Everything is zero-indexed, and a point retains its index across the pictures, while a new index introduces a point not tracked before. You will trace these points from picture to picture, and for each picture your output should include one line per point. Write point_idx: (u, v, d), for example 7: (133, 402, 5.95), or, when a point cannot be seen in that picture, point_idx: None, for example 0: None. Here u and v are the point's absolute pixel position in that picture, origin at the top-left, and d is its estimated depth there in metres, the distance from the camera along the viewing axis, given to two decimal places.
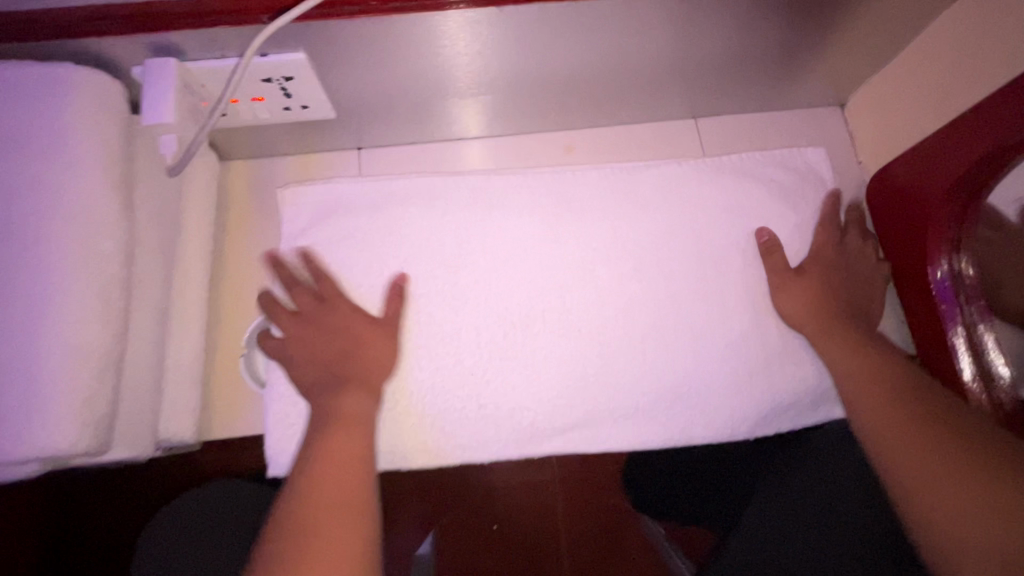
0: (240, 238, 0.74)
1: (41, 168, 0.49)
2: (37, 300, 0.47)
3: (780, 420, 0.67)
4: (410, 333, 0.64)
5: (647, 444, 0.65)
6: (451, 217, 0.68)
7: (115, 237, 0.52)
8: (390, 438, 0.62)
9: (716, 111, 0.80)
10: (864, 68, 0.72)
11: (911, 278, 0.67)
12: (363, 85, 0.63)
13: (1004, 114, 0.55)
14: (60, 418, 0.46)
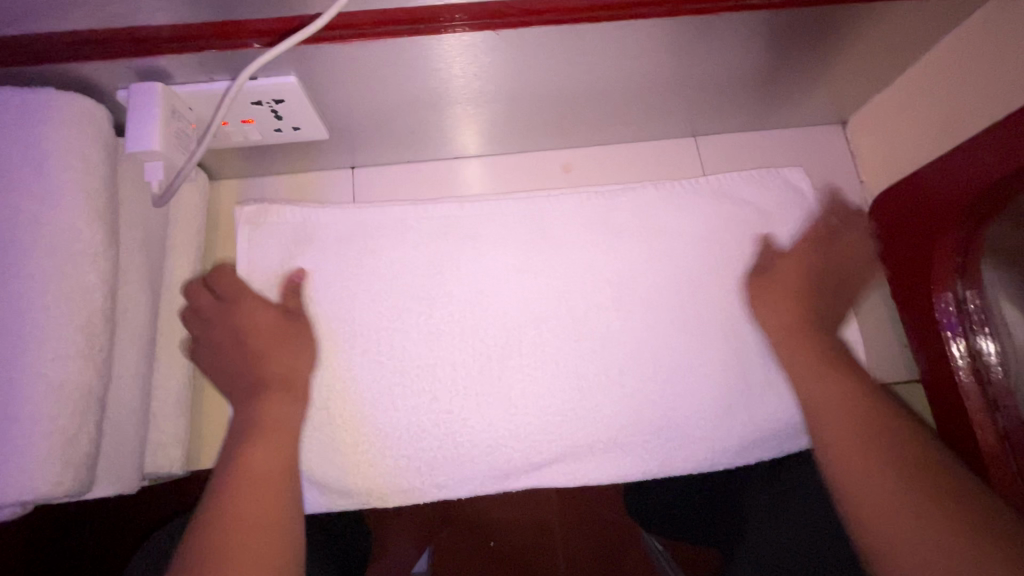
0: (229, 260, 0.72)
1: (19, 196, 0.48)
2: (14, 335, 0.45)
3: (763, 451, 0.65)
4: (391, 363, 0.63)
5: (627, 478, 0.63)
6: (429, 247, 0.67)
7: (98, 266, 0.50)
8: (382, 476, 0.60)
9: (716, 130, 0.78)
10: (867, 88, 0.71)
11: (915, 303, 0.65)
12: (355, 106, 0.62)
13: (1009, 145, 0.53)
14: (38, 459, 0.44)
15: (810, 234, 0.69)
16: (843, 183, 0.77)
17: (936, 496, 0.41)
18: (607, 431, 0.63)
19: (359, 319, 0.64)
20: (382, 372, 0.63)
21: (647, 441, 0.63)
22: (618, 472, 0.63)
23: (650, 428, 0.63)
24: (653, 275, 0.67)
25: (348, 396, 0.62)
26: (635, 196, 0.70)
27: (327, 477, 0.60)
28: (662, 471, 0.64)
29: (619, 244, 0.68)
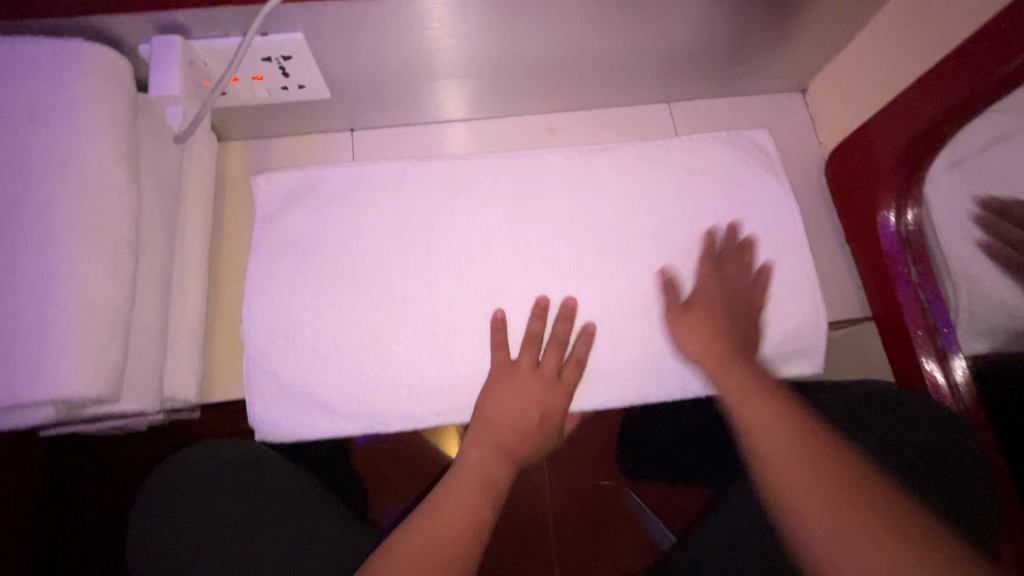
0: (233, 214, 0.77)
1: (54, 136, 0.53)
2: (52, 257, 0.50)
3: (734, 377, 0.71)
4: (388, 302, 0.67)
5: (610, 404, 0.69)
6: (419, 199, 0.71)
7: (124, 201, 0.55)
8: (377, 402, 0.65)
9: (687, 96, 0.85)
10: (822, 54, 0.78)
11: (868, 241, 0.74)
12: (354, 66, 0.67)
13: (944, 84, 0.60)
14: (74, 366, 0.49)
15: (774, 185, 0.75)
16: (804, 144, 0.85)
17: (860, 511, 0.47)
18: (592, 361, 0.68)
19: (358, 261, 0.68)
20: (382, 312, 0.67)
21: (629, 371, 0.69)
22: (603, 399, 0.69)
23: (629, 357, 0.69)
24: (630, 221, 0.72)
25: (346, 331, 0.66)
26: (615, 154, 0.75)
27: (331, 401, 0.65)
28: (638, 397, 0.69)
29: (602, 194, 0.73)
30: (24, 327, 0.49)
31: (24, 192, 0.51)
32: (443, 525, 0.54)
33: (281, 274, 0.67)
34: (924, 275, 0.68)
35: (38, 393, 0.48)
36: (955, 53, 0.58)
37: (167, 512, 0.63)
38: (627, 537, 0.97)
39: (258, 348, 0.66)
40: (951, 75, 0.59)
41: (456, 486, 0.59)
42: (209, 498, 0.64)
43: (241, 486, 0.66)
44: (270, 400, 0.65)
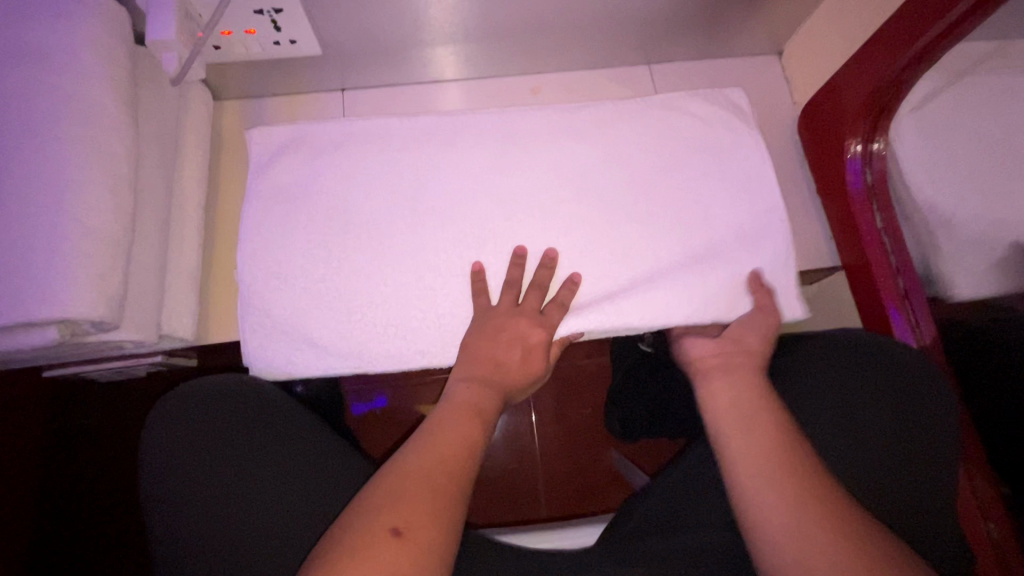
0: (228, 168, 0.80)
1: (57, 78, 0.56)
2: (56, 191, 0.53)
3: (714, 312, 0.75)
4: (378, 247, 0.70)
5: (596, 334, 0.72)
6: (407, 151, 0.74)
7: (124, 142, 0.58)
8: (367, 342, 0.69)
9: (668, 58, 0.88)
10: (796, 15, 0.80)
11: (835, 190, 0.77)
12: (344, 24, 0.70)
13: (902, 32, 0.63)
14: (77, 288, 0.52)
15: (747, 139, 0.78)
16: (780, 103, 0.88)
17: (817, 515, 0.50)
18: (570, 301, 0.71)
19: (349, 209, 0.71)
20: (371, 256, 0.70)
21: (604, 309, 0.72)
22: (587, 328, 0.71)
23: (604, 297, 0.72)
24: (609, 172, 0.75)
25: (336, 274, 0.69)
26: (595, 110, 0.78)
27: (323, 339, 0.68)
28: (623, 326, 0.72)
29: (583, 147, 0.76)
30: (32, 253, 0.52)
31: (28, 130, 0.54)
32: (439, 457, 0.56)
33: (274, 221, 0.70)
34: (888, 220, 0.71)
35: (45, 311, 0.51)
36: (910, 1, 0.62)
37: (181, 443, 0.66)
38: (606, 484, 1.09)
39: (251, 288, 0.69)
40: (908, 23, 0.62)
41: (447, 419, 0.60)
42: (217, 435, 0.66)
43: (250, 427, 0.67)
44: (261, 340, 0.68)
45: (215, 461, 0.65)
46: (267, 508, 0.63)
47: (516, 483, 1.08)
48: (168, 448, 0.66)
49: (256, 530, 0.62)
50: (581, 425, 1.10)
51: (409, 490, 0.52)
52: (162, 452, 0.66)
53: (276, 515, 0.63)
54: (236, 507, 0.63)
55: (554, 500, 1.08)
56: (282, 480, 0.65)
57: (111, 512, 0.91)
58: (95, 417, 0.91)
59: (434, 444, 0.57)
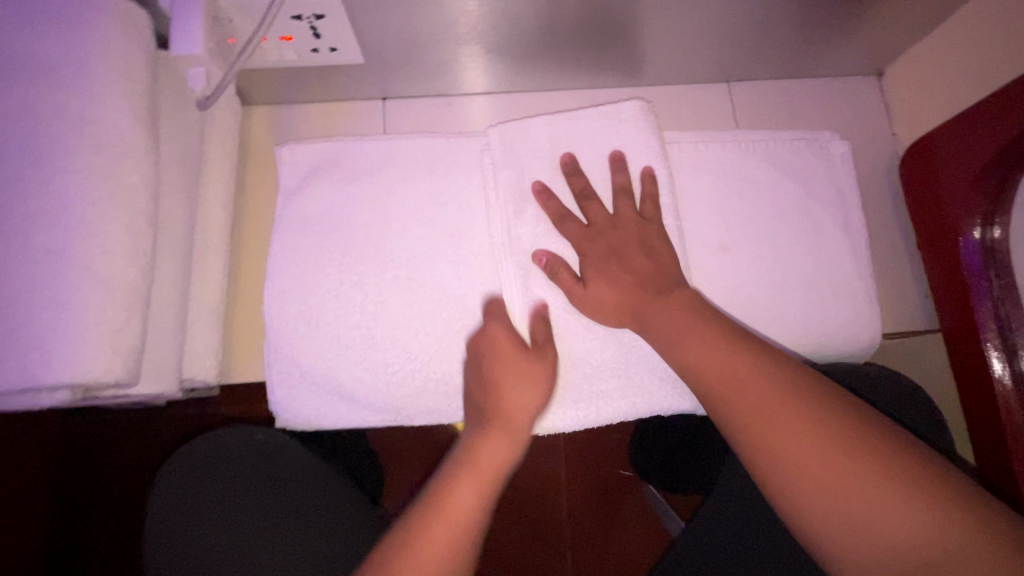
0: (257, 184, 0.72)
1: (68, 95, 0.49)
2: (67, 232, 0.47)
3: None
4: (419, 292, 0.63)
5: (619, 416, 0.63)
6: (453, 179, 0.66)
7: (143, 170, 0.51)
8: (402, 396, 0.62)
9: (750, 76, 0.78)
10: (907, 38, 0.70)
11: (942, 246, 0.67)
12: (392, 30, 0.61)
13: None
14: (89, 345, 0.46)
15: (823, 188, 0.70)
16: (874, 135, 0.78)
17: (899, 483, 0.40)
18: (566, 372, 0.61)
19: (387, 245, 0.64)
20: (409, 300, 0.63)
21: (594, 390, 0.62)
22: (616, 411, 0.62)
23: (610, 370, 0.62)
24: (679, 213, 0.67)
25: (371, 319, 0.62)
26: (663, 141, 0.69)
27: (355, 392, 0.62)
28: (648, 409, 0.62)
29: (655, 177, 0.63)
30: (38, 303, 0.45)
31: (36, 159, 0.47)
32: (451, 502, 0.50)
33: (304, 254, 0.63)
34: (1004, 289, 0.61)
35: (54, 372, 0.45)
36: None
37: (191, 496, 0.63)
38: (640, 522, 1.03)
39: (279, 331, 0.62)
40: None
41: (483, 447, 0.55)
42: (231, 482, 0.64)
43: (264, 468, 0.65)
44: (287, 391, 0.63)
45: (229, 502, 0.63)
46: (246, 530, 0.62)
47: (543, 524, 1.03)
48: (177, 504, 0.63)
49: (230, 553, 0.61)
50: (616, 459, 1.04)
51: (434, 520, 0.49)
52: (172, 500, 0.63)
53: (270, 550, 0.61)
54: (220, 523, 0.62)
55: (581, 546, 1.02)
56: (304, 526, 0.63)
57: (120, 541, 0.88)
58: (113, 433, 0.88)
59: (469, 474, 0.53)
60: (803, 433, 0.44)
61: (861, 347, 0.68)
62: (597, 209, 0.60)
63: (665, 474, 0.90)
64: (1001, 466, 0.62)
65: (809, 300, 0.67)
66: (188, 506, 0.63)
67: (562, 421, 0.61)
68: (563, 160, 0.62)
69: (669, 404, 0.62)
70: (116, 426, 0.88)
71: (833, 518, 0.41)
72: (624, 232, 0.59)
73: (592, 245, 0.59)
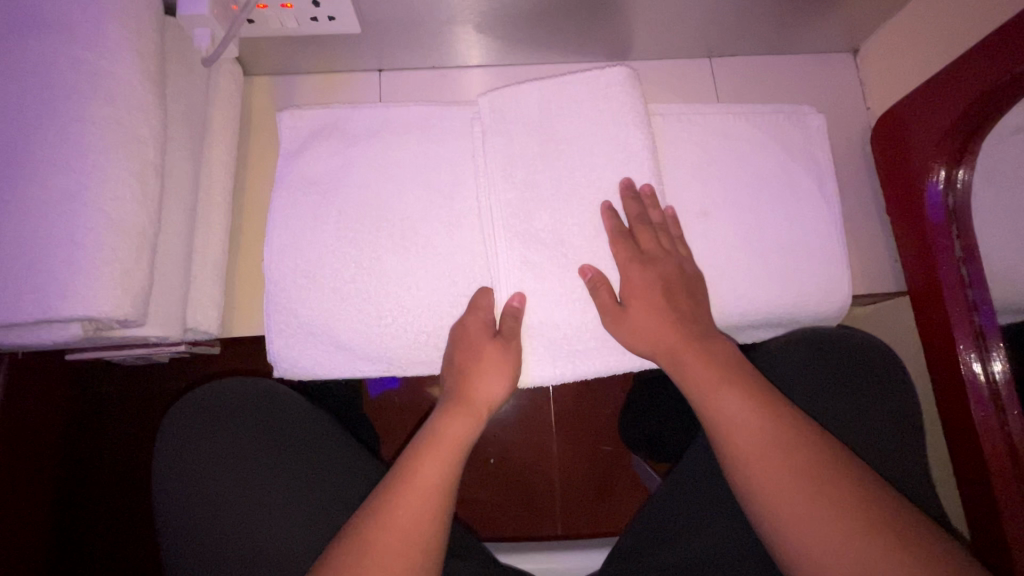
0: (259, 150, 0.76)
1: (80, 50, 0.52)
2: (79, 177, 0.50)
3: (766, 326, 0.72)
4: (413, 249, 0.66)
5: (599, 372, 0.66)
6: (445, 144, 0.69)
7: (151, 124, 0.54)
8: (394, 347, 0.66)
9: (731, 53, 0.81)
10: (880, 14, 0.73)
11: (911, 210, 0.70)
12: (387, 0, 0.64)
13: (1001, 52, 0.56)
14: (99, 281, 0.49)
15: (798, 157, 0.74)
16: (850, 110, 0.81)
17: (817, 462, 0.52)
18: (548, 334, 0.64)
19: (383, 205, 0.67)
20: (402, 257, 0.66)
21: (571, 349, 0.65)
22: (598, 366, 0.65)
23: (587, 331, 0.64)
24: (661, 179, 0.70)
25: (366, 274, 0.66)
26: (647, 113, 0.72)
27: (351, 342, 0.65)
28: (625, 365, 0.66)
29: (638, 141, 0.66)
30: (52, 242, 0.49)
31: (51, 109, 0.51)
32: (417, 474, 0.55)
33: (304, 213, 0.67)
34: (967, 249, 0.65)
35: (67, 306, 0.48)
36: (1014, 20, 0.55)
37: (182, 451, 0.67)
38: (630, 491, 1.06)
39: (279, 284, 0.66)
40: (1012, 41, 0.55)
41: (448, 424, 0.60)
42: (226, 432, 0.67)
43: (257, 417, 0.68)
44: (286, 342, 0.66)
45: (228, 450, 0.67)
46: (245, 476, 0.65)
47: (534, 490, 1.06)
48: (172, 460, 0.66)
49: (229, 498, 0.64)
50: (607, 429, 1.08)
51: (401, 497, 0.53)
52: (175, 448, 0.67)
53: (268, 493, 0.65)
54: (220, 470, 0.66)
55: (571, 513, 1.05)
56: (302, 472, 0.66)
57: (125, 500, 0.91)
58: (120, 394, 0.92)
59: (432, 449, 0.57)
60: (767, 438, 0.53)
61: (833, 306, 0.71)
62: (647, 237, 0.63)
63: (647, 440, 0.93)
64: (964, 417, 0.66)
65: (783, 262, 0.71)
66: (190, 452, 0.67)
67: (543, 378, 0.65)
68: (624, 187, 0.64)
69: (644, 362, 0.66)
70: (123, 387, 0.93)
71: (783, 505, 0.50)
72: (663, 265, 0.63)
73: (644, 272, 0.62)
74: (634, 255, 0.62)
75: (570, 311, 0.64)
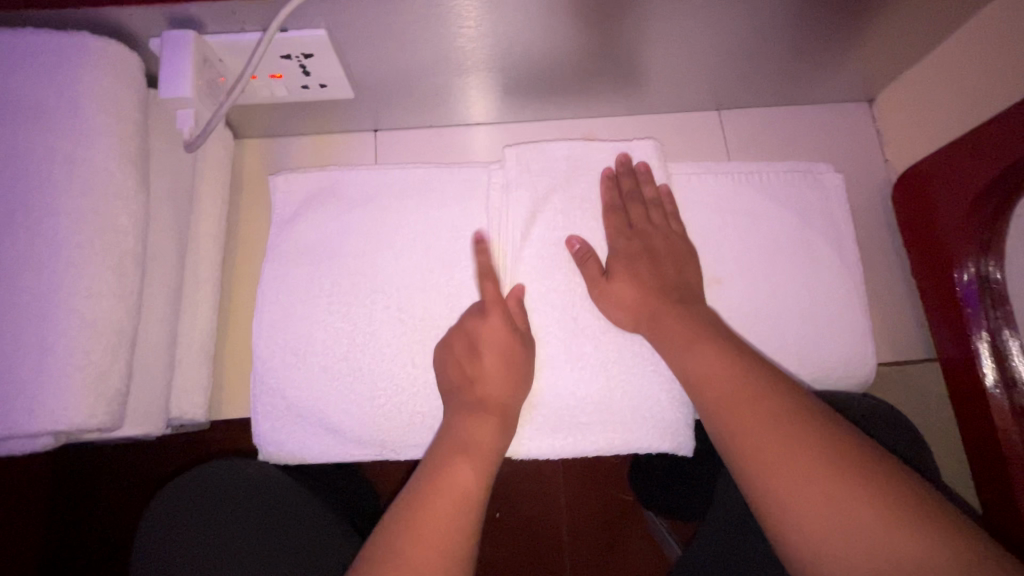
0: (252, 216, 0.73)
1: (54, 139, 0.49)
2: (50, 278, 0.47)
3: None
4: (411, 326, 0.63)
5: (604, 448, 0.61)
6: (442, 212, 0.66)
7: (130, 211, 0.51)
8: (391, 431, 0.62)
9: (739, 105, 0.78)
10: (897, 66, 0.70)
11: (939, 276, 0.66)
12: (381, 65, 0.61)
13: None
14: (71, 388, 0.45)
15: (813, 216, 0.70)
16: (867, 161, 0.78)
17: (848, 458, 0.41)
18: (552, 403, 0.60)
19: (378, 278, 0.64)
20: (399, 333, 0.62)
21: (576, 422, 0.60)
22: (600, 444, 0.61)
23: (595, 403, 0.60)
24: None
25: (360, 353, 0.62)
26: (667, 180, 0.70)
27: (341, 426, 0.62)
28: (631, 445, 0.61)
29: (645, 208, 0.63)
30: (21, 353, 0.45)
31: (21, 203, 0.48)
32: (426, 527, 0.45)
33: (293, 287, 0.63)
34: (1002, 314, 0.60)
35: (36, 418, 0.45)
36: None
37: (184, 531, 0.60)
38: (643, 549, 1.01)
39: (270, 368, 0.62)
40: None
41: (450, 464, 0.50)
42: (223, 515, 0.62)
43: (254, 497, 0.63)
44: (274, 428, 0.62)
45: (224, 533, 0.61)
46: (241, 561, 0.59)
47: (542, 552, 1.01)
48: (162, 555, 0.59)
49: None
50: (617, 484, 1.03)
51: (401, 551, 0.44)
52: (165, 538, 0.61)
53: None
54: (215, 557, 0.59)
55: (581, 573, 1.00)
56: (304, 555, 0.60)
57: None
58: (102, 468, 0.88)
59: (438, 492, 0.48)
60: (792, 454, 0.42)
61: (856, 376, 0.67)
62: (638, 210, 0.61)
63: (658, 501, 0.88)
64: (1006, 500, 0.61)
65: (802, 331, 0.67)
66: (181, 542, 0.60)
67: (543, 449, 0.61)
68: (620, 160, 0.64)
69: (653, 442, 0.61)
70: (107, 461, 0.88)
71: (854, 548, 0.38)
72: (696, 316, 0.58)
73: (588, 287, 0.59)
74: (622, 227, 0.61)
75: (581, 380, 0.60)
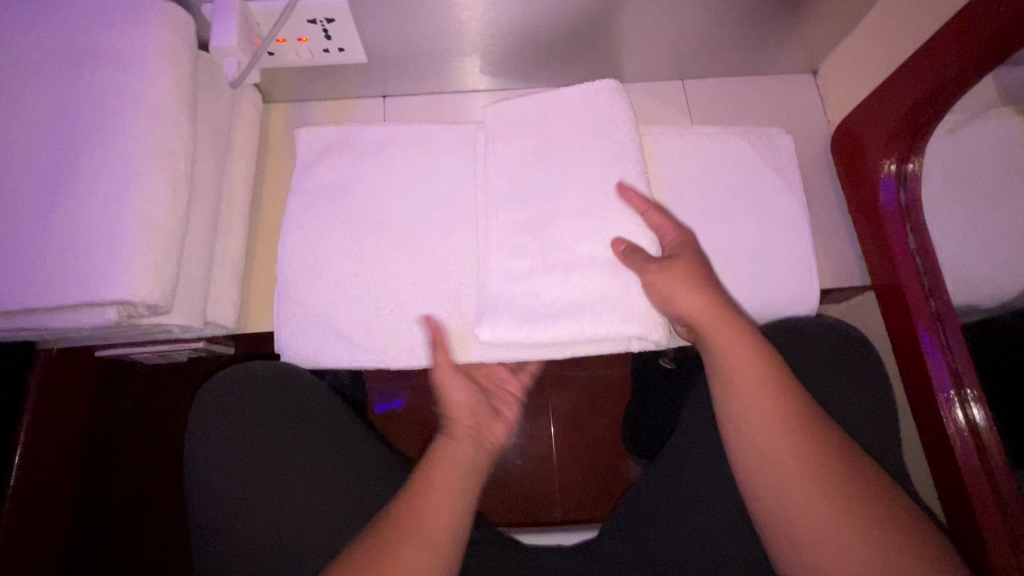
0: (276, 166, 0.84)
1: (125, 75, 0.60)
2: (120, 182, 0.57)
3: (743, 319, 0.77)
4: (413, 249, 0.73)
5: (573, 336, 0.65)
6: (441, 156, 0.77)
7: (182, 138, 0.62)
8: (395, 338, 0.71)
9: (701, 75, 0.89)
10: (832, 37, 0.81)
11: (871, 209, 0.76)
12: (390, 34, 0.73)
13: (943, 50, 0.61)
14: (134, 269, 0.56)
15: (763, 163, 0.81)
16: (813, 122, 0.88)
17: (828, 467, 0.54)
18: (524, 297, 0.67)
19: (384, 210, 0.74)
20: (402, 255, 0.73)
21: (544, 310, 0.66)
22: (570, 333, 0.65)
23: (564, 295, 0.66)
24: None
25: (369, 271, 0.72)
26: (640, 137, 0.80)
27: (350, 332, 0.71)
28: (597, 333, 0.65)
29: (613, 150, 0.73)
30: (95, 243, 0.56)
31: (98, 126, 0.59)
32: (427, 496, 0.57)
33: (312, 218, 0.74)
34: (922, 242, 0.71)
35: (107, 290, 0.55)
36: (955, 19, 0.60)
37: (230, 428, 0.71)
38: None
39: (292, 284, 0.73)
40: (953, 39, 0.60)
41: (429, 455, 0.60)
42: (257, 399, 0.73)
43: (284, 391, 0.74)
44: (295, 335, 0.72)
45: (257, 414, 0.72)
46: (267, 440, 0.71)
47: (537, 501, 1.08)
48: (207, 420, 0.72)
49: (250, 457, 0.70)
50: None
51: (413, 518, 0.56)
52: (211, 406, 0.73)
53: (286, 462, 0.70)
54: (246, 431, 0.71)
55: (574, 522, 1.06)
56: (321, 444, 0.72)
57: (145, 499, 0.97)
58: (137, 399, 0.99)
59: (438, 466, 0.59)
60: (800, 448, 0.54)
61: (802, 298, 0.76)
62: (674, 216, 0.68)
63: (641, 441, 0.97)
64: (929, 400, 0.70)
65: (753, 259, 0.77)
66: (223, 410, 0.72)
67: (511, 336, 0.66)
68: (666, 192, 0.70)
69: (620, 330, 0.65)
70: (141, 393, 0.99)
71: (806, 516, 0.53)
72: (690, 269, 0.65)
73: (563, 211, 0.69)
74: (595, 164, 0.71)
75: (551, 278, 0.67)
